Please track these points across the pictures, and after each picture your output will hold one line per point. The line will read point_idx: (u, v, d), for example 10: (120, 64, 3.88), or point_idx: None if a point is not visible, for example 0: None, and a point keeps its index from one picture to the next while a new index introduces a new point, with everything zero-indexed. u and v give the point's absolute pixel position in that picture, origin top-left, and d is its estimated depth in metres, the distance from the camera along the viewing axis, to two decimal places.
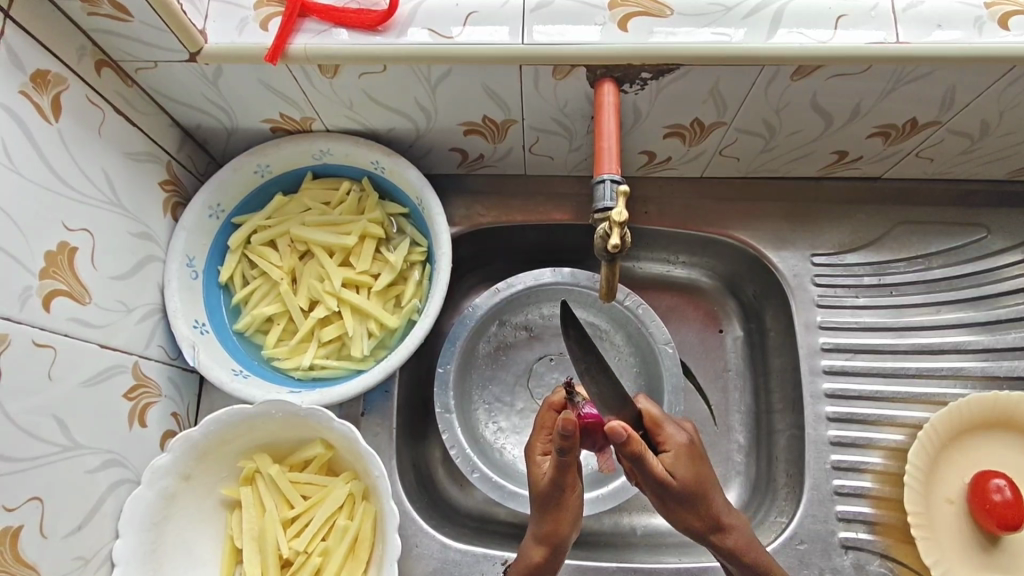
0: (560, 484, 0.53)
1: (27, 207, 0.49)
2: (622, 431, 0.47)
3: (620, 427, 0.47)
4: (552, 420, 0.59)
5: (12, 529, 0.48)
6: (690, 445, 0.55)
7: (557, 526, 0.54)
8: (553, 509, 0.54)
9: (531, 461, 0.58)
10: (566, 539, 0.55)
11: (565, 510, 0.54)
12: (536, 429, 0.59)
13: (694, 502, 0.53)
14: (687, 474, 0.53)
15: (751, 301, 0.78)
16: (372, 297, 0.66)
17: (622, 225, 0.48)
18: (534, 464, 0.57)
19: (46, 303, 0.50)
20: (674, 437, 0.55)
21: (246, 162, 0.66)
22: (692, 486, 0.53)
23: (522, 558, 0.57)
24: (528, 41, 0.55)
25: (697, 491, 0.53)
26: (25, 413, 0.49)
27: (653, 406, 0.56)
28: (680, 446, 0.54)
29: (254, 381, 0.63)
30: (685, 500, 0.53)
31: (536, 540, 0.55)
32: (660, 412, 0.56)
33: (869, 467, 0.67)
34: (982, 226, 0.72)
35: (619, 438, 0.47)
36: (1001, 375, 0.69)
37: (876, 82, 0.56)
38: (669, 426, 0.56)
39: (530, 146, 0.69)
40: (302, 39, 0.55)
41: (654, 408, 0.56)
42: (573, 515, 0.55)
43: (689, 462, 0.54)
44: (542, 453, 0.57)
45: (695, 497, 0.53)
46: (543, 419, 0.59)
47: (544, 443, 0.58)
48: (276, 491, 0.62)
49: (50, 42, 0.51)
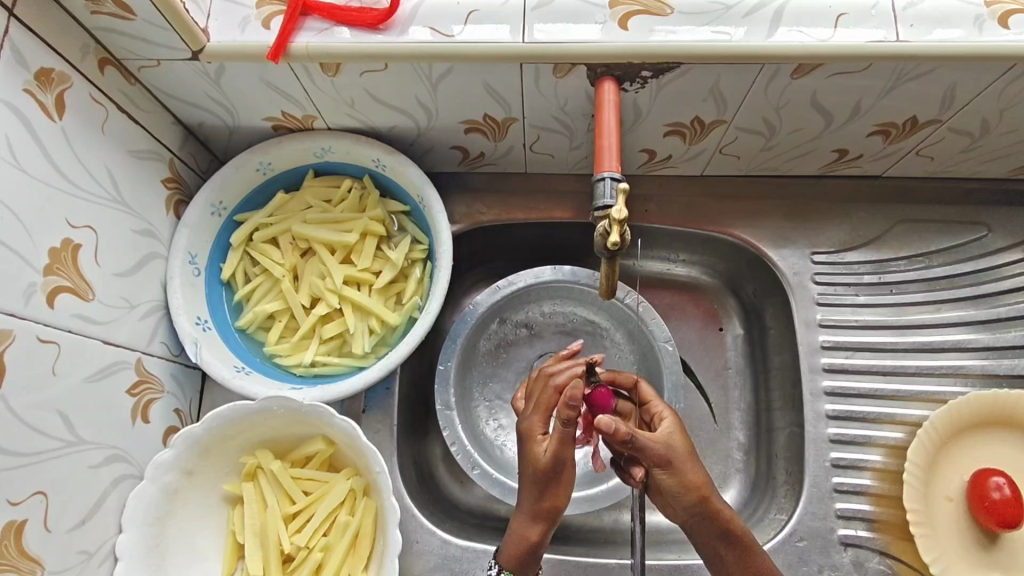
0: (564, 459, 0.52)
1: (31, 203, 0.49)
2: (609, 423, 0.49)
3: (608, 422, 0.49)
4: (551, 398, 0.56)
5: (17, 523, 0.48)
6: (678, 418, 0.56)
7: (548, 499, 0.54)
8: (551, 484, 0.53)
9: (526, 438, 0.55)
10: (561, 508, 0.55)
11: (563, 484, 0.54)
12: (536, 407, 0.56)
13: (688, 463, 0.51)
14: (678, 440, 0.53)
15: (751, 298, 0.78)
16: (374, 294, 0.66)
17: (622, 222, 0.48)
18: (532, 443, 0.54)
19: (50, 299, 0.51)
20: (664, 410, 0.56)
21: (248, 160, 0.67)
22: (684, 450, 0.52)
23: (516, 538, 0.55)
24: (528, 39, 0.55)
25: (686, 454, 0.52)
26: (30, 407, 0.49)
27: (646, 390, 0.59)
28: (671, 416, 0.56)
29: (256, 377, 0.63)
30: (677, 460, 0.51)
31: (532, 518, 0.54)
32: (652, 394, 0.59)
33: (869, 464, 0.67)
34: (983, 225, 0.72)
35: (607, 432, 0.49)
36: (1001, 373, 0.69)
37: (877, 80, 0.56)
38: (660, 404, 0.57)
39: (531, 144, 0.69)
40: (305, 37, 0.55)
41: (647, 391, 0.59)
42: (569, 487, 0.54)
43: (680, 434, 0.54)
44: (540, 429, 0.55)
45: (684, 459, 0.52)
46: (535, 388, 0.58)
47: (541, 420, 0.55)
48: (278, 487, 0.62)
49: (54, 41, 0.51)
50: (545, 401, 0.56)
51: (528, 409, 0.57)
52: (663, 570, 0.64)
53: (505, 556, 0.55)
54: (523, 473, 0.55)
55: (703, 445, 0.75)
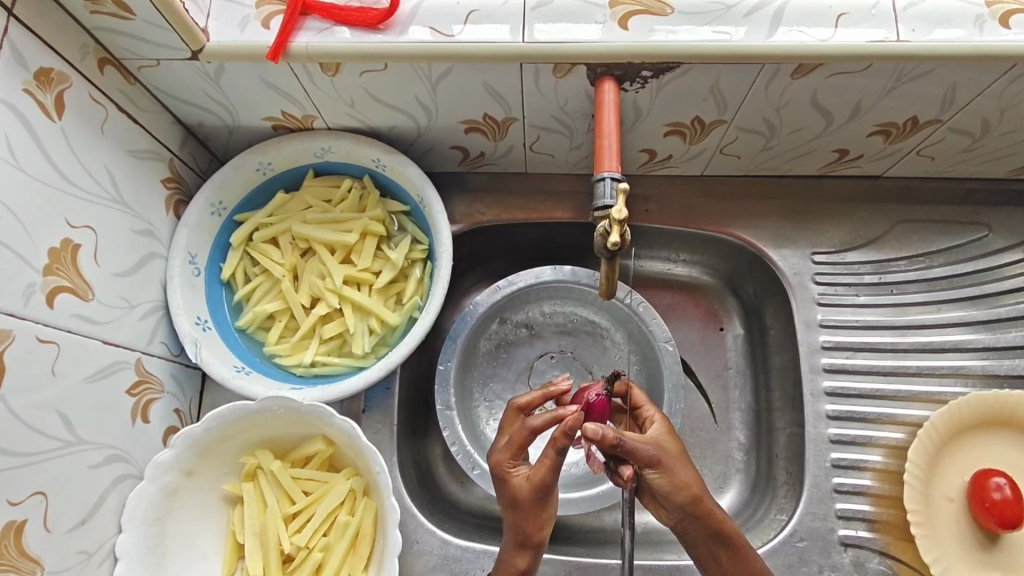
0: (545, 493, 0.53)
1: (31, 204, 0.49)
2: (598, 429, 0.48)
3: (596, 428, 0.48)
4: (524, 437, 0.55)
5: (17, 522, 0.48)
6: (669, 422, 0.56)
7: (532, 528, 0.54)
8: (530, 514, 0.54)
9: (499, 474, 0.56)
10: (546, 538, 0.55)
11: (545, 513, 0.54)
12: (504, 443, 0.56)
13: (680, 464, 0.52)
14: (668, 441, 0.53)
15: (751, 298, 0.78)
16: (374, 294, 0.66)
17: (622, 222, 0.48)
18: (507, 476, 0.55)
19: (50, 299, 0.51)
20: (655, 415, 0.56)
21: (248, 160, 0.66)
22: (674, 451, 0.52)
23: (504, 563, 0.56)
24: (529, 39, 0.55)
25: (678, 455, 0.52)
26: (30, 407, 0.49)
27: (637, 393, 0.59)
28: (662, 420, 0.56)
29: (255, 377, 0.63)
30: (668, 461, 0.51)
31: (519, 546, 0.55)
32: (644, 398, 0.58)
33: (870, 464, 0.67)
34: (984, 225, 0.72)
35: (596, 439, 0.49)
36: (1002, 373, 0.69)
37: (879, 80, 0.56)
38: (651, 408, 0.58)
39: (532, 144, 0.69)
40: (305, 37, 0.55)
41: (638, 394, 0.59)
42: (550, 518, 0.55)
43: (670, 436, 0.54)
44: (510, 464, 0.55)
45: (675, 461, 0.52)
46: (509, 421, 0.60)
47: (511, 457, 0.55)
48: (277, 487, 0.62)
49: (54, 41, 0.51)
50: (518, 439, 0.55)
51: (500, 442, 0.58)
52: (664, 570, 0.64)
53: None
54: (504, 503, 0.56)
55: (703, 446, 0.74)
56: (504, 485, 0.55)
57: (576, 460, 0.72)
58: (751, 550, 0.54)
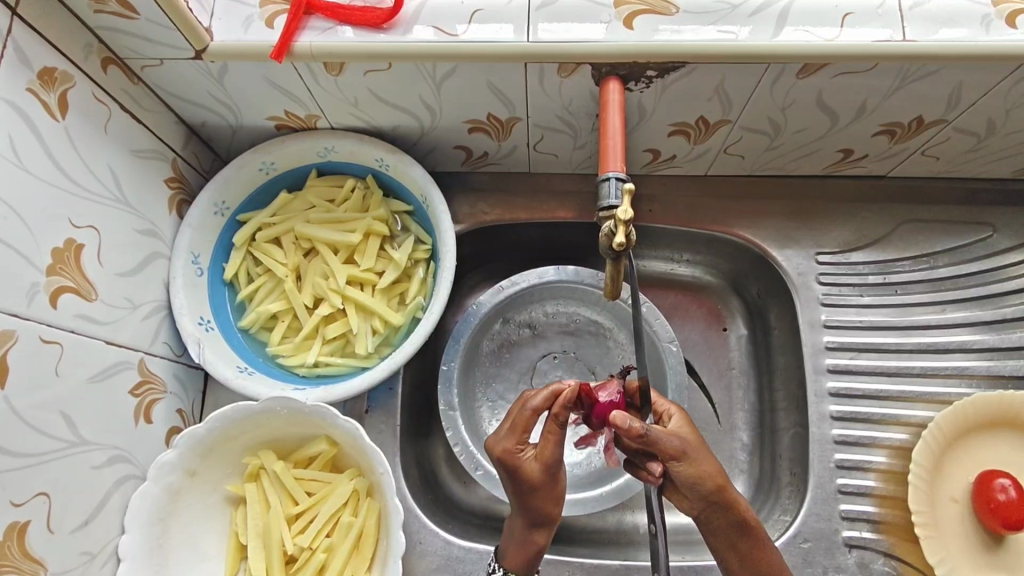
0: (556, 470, 0.53)
1: (34, 203, 0.49)
2: (626, 419, 0.48)
3: (624, 418, 0.48)
4: (527, 419, 0.54)
5: (21, 523, 0.48)
6: (684, 412, 0.55)
7: (547, 506, 0.55)
8: (544, 492, 0.54)
9: (507, 461, 0.54)
10: (556, 515, 0.56)
11: (557, 488, 0.55)
12: (511, 428, 0.54)
13: (702, 454, 0.51)
14: (687, 433, 0.52)
15: (755, 298, 0.78)
16: (377, 294, 0.66)
17: (628, 222, 0.48)
18: (516, 462, 0.54)
19: (53, 299, 0.51)
20: (673, 408, 0.54)
21: (251, 160, 0.66)
22: (696, 442, 0.52)
23: (520, 545, 0.57)
24: (533, 39, 0.55)
25: (700, 446, 0.52)
26: (32, 409, 0.49)
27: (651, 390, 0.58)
28: (680, 413, 0.55)
29: (258, 378, 0.63)
30: (692, 451, 0.51)
31: (533, 526, 0.56)
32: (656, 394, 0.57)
33: (874, 465, 0.67)
34: (988, 225, 0.72)
35: (622, 428, 0.48)
36: (1006, 374, 0.68)
37: (885, 79, 0.56)
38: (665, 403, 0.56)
39: (535, 143, 0.69)
40: (308, 37, 0.55)
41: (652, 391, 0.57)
42: (558, 494, 0.55)
43: (690, 426, 0.53)
44: (518, 448, 0.54)
45: (699, 451, 0.51)
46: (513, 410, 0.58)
47: (517, 441, 0.54)
48: (280, 487, 0.62)
49: (58, 40, 0.51)
50: (521, 422, 0.54)
51: (500, 429, 0.56)
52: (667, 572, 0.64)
53: (512, 559, 0.58)
54: (512, 487, 0.55)
55: (707, 446, 0.74)
56: (512, 471, 0.54)
57: (577, 460, 0.72)
58: (770, 542, 0.54)
